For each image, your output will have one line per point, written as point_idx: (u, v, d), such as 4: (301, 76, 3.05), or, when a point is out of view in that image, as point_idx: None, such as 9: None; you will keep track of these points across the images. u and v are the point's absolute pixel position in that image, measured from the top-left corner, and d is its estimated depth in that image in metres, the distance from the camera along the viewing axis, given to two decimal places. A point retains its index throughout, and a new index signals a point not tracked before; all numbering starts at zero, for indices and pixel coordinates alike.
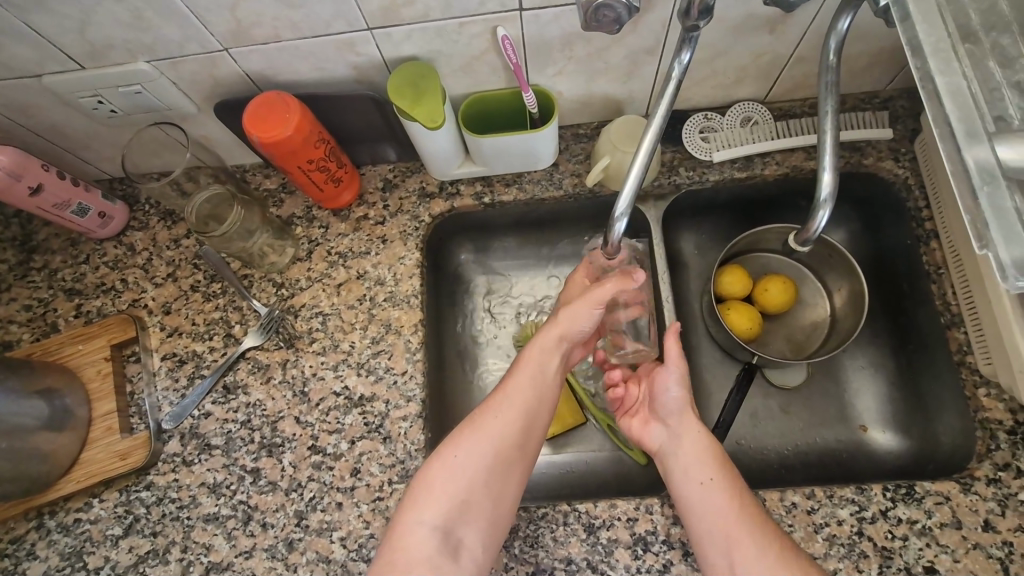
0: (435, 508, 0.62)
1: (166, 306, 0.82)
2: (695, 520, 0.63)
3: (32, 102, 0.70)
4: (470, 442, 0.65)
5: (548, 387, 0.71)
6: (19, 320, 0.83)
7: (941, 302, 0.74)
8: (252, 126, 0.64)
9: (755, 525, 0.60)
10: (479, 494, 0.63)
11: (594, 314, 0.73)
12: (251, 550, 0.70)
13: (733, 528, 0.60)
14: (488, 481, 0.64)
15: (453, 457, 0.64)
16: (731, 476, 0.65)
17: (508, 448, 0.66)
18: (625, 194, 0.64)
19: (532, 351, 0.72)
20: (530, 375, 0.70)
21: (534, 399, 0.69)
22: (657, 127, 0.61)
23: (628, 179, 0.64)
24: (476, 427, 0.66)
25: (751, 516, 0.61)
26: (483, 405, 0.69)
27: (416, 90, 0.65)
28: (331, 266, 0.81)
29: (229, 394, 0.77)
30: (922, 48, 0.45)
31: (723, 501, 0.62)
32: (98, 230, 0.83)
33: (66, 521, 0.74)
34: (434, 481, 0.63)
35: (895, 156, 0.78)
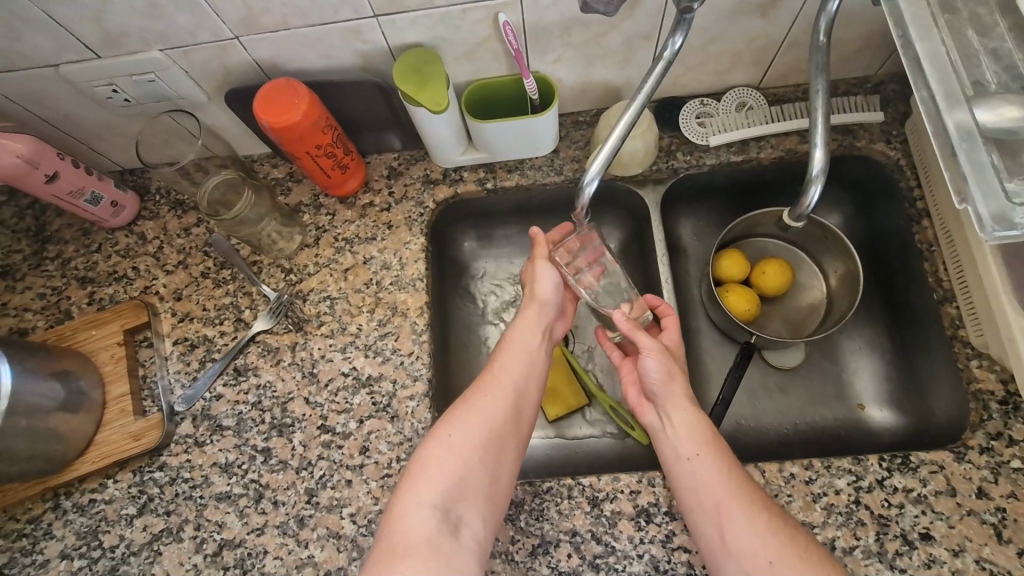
0: (432, 488, 0.62)
1: (177, 292, 0.84)
2: (686, 501, 0.63)
3: (48, 92, 0.72)
4: (464, 421, 0.66)
5: (537, 361, 0.73)
6: (32, 308, 0.85)
7: (934, 279, 0.75)
8: (262, 111, 0.66)
9: (746, 499, 0.60)
10: (477, 470, 0.64)
11: (555, 284, 0.77)
12: (263, 527, 0.72)
13: (723, 504, 0.60)
14: (485, 455, 0.65)
15: (448, 436, 0.65)
16: (721, 453, 0.64)
17: (499, 425, 0.67)
18: (597, 161, 0.66)
19: (514, 331, 0.75)
20: (515, 355, 0.72)
21: (524, 374, 0.71)
22: (640, 103, 0.63)
23: (603, 149, 0.65)
24: (467, 407, 0.67)
25: (743, 490, 0.61)
26: (475, 386, 0.70)
27: (420, 76, 0.67)
28: (338, 252, 0.83)
29: (240, 377, 0.79)
30: (903, 18, 0.47)
31: (711, 475, 0.62)
32: (110, 219, 0.85)
33: (81, 502, 0.76)
34: (430, 464, 0.64)
35: (886, 139, 0.79)
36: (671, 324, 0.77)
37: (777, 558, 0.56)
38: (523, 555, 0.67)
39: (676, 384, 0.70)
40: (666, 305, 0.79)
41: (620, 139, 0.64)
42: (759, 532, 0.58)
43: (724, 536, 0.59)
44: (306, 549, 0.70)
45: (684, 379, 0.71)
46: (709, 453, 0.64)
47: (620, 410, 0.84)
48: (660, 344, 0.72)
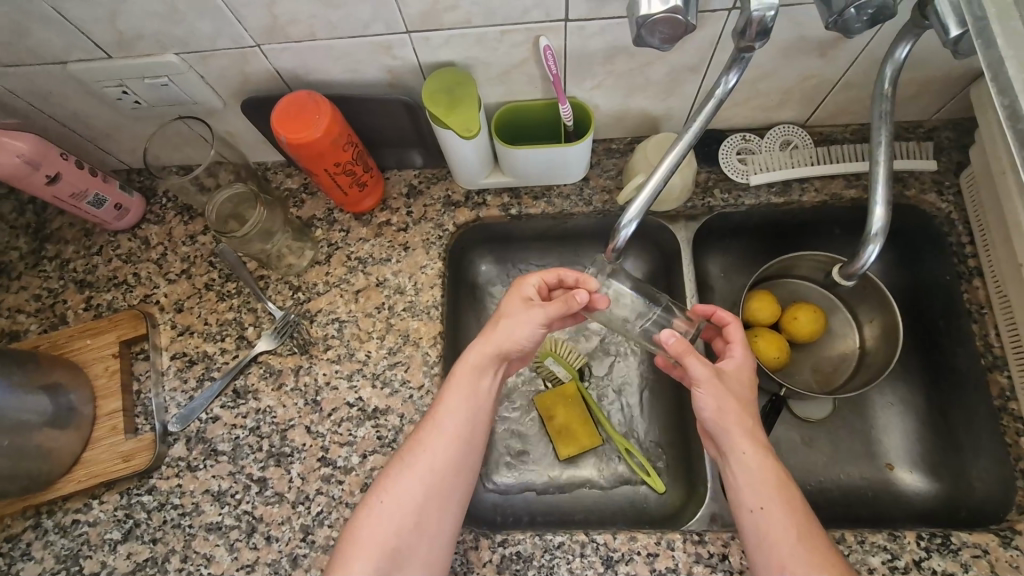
0: (365, 561, 0.59)
1: (179, 304, 0.80)
2: (751, 553, 0.59)
3: (55, 89, 0.68)
4: (400, 484, 0.62)
5: (483, 411, 0.66)
6: (27, 310, 0.81)
7: (983, 343, 0.71)
8: (281, 126, 0.62)
9: (817, 563, 0.56)
10: (412, 540, 0.61)
11: (535, 335, 0.69)
12: (253, 564, 0.68)
13: (788, 566, 0.56)
14: (420, 523, 0.61)
15: (379, 503, 0.62)
16: (790, 505, 0.59)
17: (437, 486, 0.63)
18: (637, 203, 0.62)
19: (460, 374, 0.66)
20: (458, 404, 0.65)
21: (466, 425, 0.65)
22: (687, 143, 0.60)
23: (644, 191, 0.62)
24: (403, 467, 0.63)
25: (814, 553, 0.56)
26: (411, 440, 0.65)
27: (449, 98, 0.63)
28: (350, 272, 0.79)
29: (239, 399, 0.75)
30: (1012, 86, 0.44)
31: (780, 532, 0.58)
32: (114, 221, 0.81)
33: (64, 522, 0.72)
34: (362, 532, 0.61)
35: (938, 189, 0.75)
36: (734, 334, 0.69)
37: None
38: None
39: (734, 419, 0.63)
40: (722, 314, 0.70)
41: (664, 178, 0.61)
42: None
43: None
44: None
45: (743, 409, 0.64)
46: (775, 505, 0.59)
47: (636, 454, 0.81)
48: (714, 373, 0.65)
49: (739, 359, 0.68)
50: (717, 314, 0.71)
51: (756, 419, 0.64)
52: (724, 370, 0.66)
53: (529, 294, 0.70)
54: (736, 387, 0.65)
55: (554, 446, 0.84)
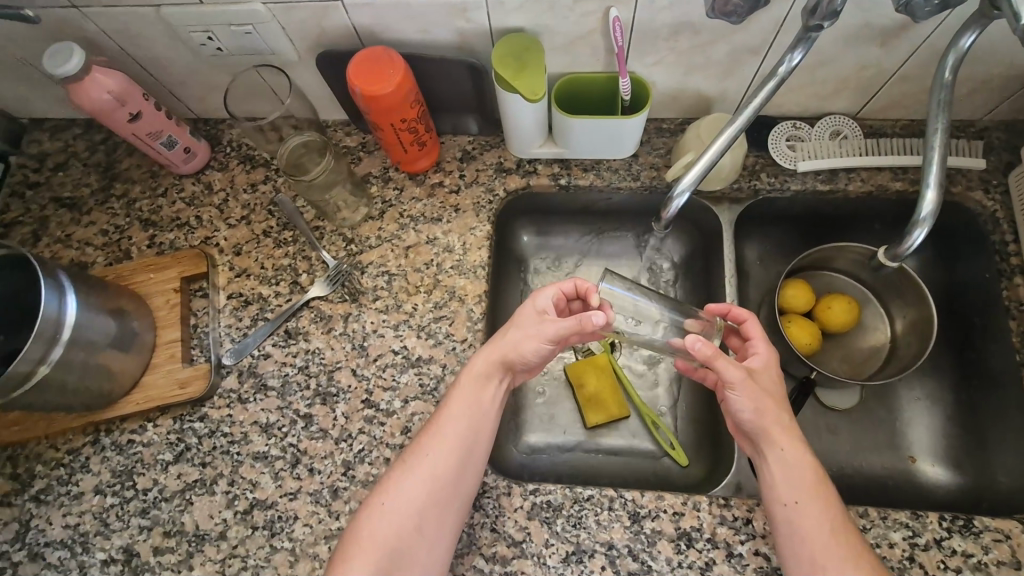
0: (368, 559, 0.61)
1: (237, 247, 0.84)
2: (783, 547, 0.61)
3: (143, 31, 0.72)
4: (403, 486, 0.65)
5: (485, 419, 0.68)
6: (94, 243, 0.86)
7: (1019, 339, 0.72)
8: (357, 78, 0.65)
9: (849, 559, 0.58)
10: (413, 540, 0.62)
11: (543, 349, 0.70)
12: (296, 492, 0.72)
13: (821, 561, 0.58)
14: (420, 525, 0.63)
15: (384, 504, 0.64)
16: (825, 503, 0.61)
17: (440, 487, 0.64)
18: (692, 172, 0.63)
19: (463, 380, 0.69)
20: (462, 405, 0.68)
21: (470, 426, 0.67)
22: (742, 123, 0.62)
23: (699, 160, 0.64)
24: (406, 469, 0.66)
25: (847, 550, 0.58)
26: (416, 441, 0.68)
27: (518, 62, 0.65)
28: (402, 228, 0.82)
29: (290, 340, 0.78)
30: None
31: (812, 526, 0.60)
32: (181, 164, 0.85)
33: (120, 440, 0.76)
34: (366, 530, 0.63)
35: (985, 188, 0.76)
36: (754, 331, 0.70)
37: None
38: (556, 560, 0.66)
39: (771, 418, 0.64)
40: (738, 312, 0.72)
41: (719, 153, 0.63)
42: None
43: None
44: (336, 521, 0.70)
45: (778, 408, 0.65)
46: (809, 501, 0.61)
47: (662, 428, 0.84)
48: (746, 373, 0.65)
49: (765, 354, 0.68)
50: (733, 312, 0.72)
51: (791, 418, 0.66)
52: (754, 370, 0.67)
53: (544, 305, 0.71)
54: (769, 387, 0.66)
55: (582, 414, 0.87)
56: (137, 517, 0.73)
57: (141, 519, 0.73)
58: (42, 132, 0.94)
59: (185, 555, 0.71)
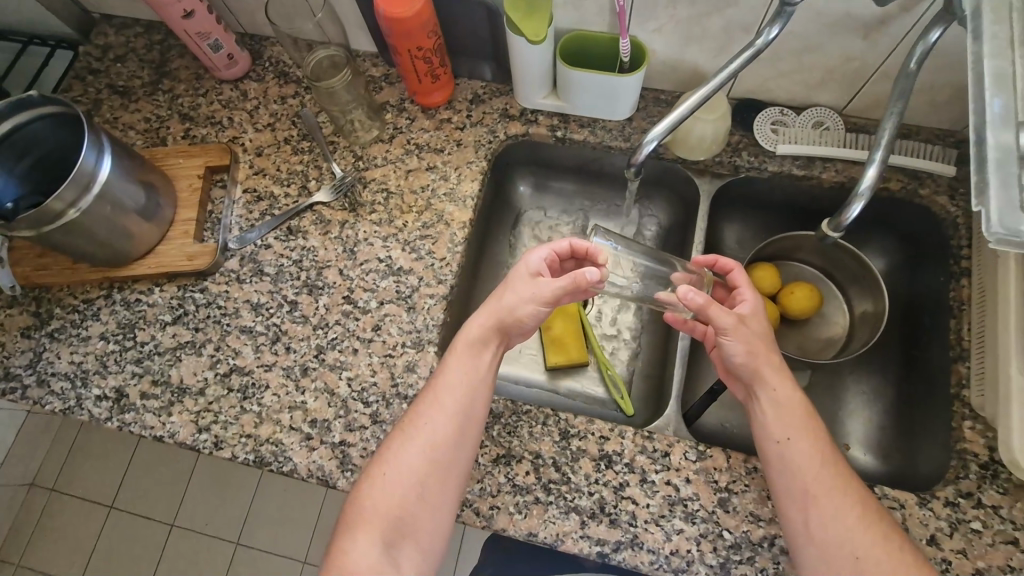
0: (372, 526, 0.66)
1: (259, 149, 0.93)
2: (778, 481, 0.65)
3: None
4: (401, 458, 0.68)
5: (477, 394, 0.70)
6: (137, 128, 0.96)
7: (954, 337, 0.75)
8: (382, 1, 0.72)
9: (838, 487, 0.63)
10: (415, 507, 0.66)
11: (539, 313, 0.72)
12: (271, 365, 0.80)
13: (813, 492, 0.63)
14: (421, 495, 0.67)
15: (384, 474, 0.67)
16: (815, 437, 0.66)
17: (438, 457, 0.67)
18: (665, 120, 0.67)
19: (457, 351, 0.72)
20: (457, 376, 0.71)
21: (466, 395, 0.70)
22: (722, 80, 0.66)
23: (674, 111, 0.68)
24: (404, 439, 0.69)
25: (835, 477, 0.64)
26: (413, 411, 0.71)
27: (529, 7, 0.72)
28: (407, 153, 0.90)
29: (291, 235, 0.87)
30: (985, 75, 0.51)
31: (805, 459, 0.64)
32: (223, 69, 0.94)
33: (129, 298, 0.85)
34: (369, 501, 0.67)
35: (952, 194, 0.79)
36: (740, 279, 0.75)
37: (863, 550, 0.60)
38: (487, 459, 0.72)
39: (763, 360, 0.69)
40: (725, 262, 0.78)
41: (689, 109, 0.67)
42: (849, 523, 0.61)
43: (809, 522, 0.62)
44: (301, 395, 0.78)
45: (768, 349, 0.70)
46: (801, 436, 0.66)
47: (613, 377, 0.90)
48: (736, 319, 0.70)
49: (752, 298, 0.73)
50: (720, 261, 0.78)
51: (781, 360, 0.71)
52: (744, 316, 0.71)
53: (536, 267, 0.75)
54: (759, 331, 0.71)
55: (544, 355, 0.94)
56: (132, 364, 0.82)
57: (135, 366, 0.81)
58: (109, 27, 1.04)
59: (167, 402, 0.79)
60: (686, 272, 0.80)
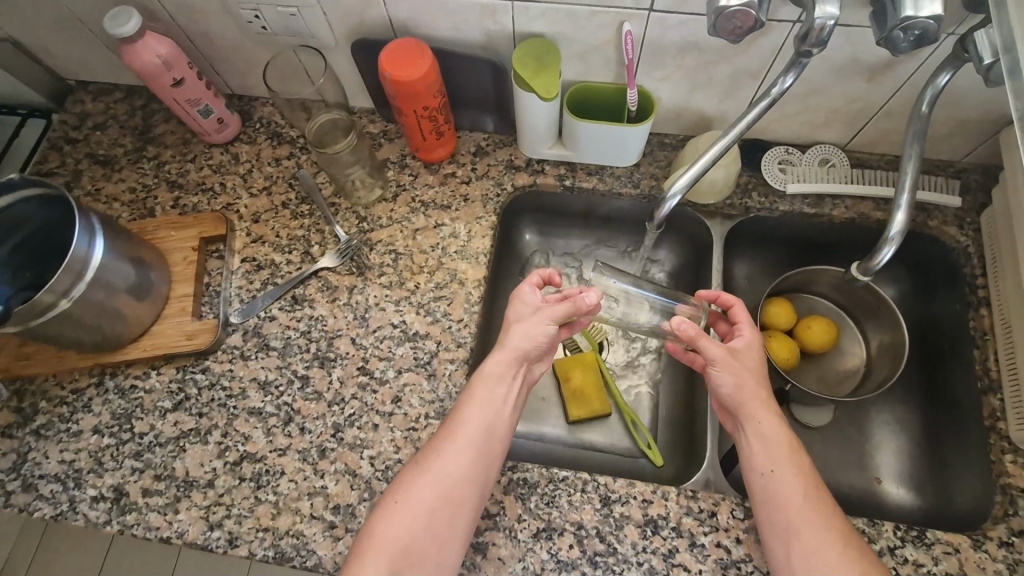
0: (378, 557, 0.62)
1: (256, 215, 0.88)
2: (762, 514, 0.64)
3: (196, 7, 0.77)
4: (417, 484, 0.65)
5: (501, 423, 0.70)
6: (121, 199, 0.90)
7: (981, 367, 0.75)
8: (387, 64, 0.70)
9: (821, 520, 0.62)
10: (424, 540, 0.63)
11: (549, 332, 0.73)
12: (285, 449, 0.75)
13: (795, 523, 0.62)
14: (431, 525, 0.63)
15: (397, 502, 0.64)
16: (802, 472, 0.65)
17: (453, 488, 0.65)
18: (687, 174, 0.69)
19: (480, 380, 0.71)
20: (477, 407, 0.69)
21: (488, 425, 0.69)
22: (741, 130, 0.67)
23: (694, 166, 0.69)
24: (420, 469, 0.66)
25: (818, 511, 0.62)
26: (432, 441, 0.69)
27: (538, 64, 0.71)
28: (412, 212, 0.87)
29: (296, 305, 0.82)
30: None
31: (788, 492, 0.63)
32: (213, 134, 0.90)
33: (123, 385, 0.79)
34: (379, 529, 0.63)
35: (960, 224, 0.81)
36: (741, 315, 0.74)
37: None
38: (526, 535, 0.69)
39: (752, 394, 0.69)
40: (727, 297, 0.77)
41: (705, 167, 0.69)
42: (829, 558, 0.59)
43: (790, 554, 0.61)
44: (321, 479, 0.73)
45: (756, 384, 0.70)
46: (785, 467, 0.65)
47: (639, 427, 0.87)
48: (727, 350, 0.71)
49: (748, 336, 0.73)
50: (721, 297, 0.78)
51: (771, 396, 0.70)
52: (736, 350, 0.72)
53: (536, 301, 0.74)
54: (750, 365, 0.71)
55: (565, 408, 0.91)
56: (131, 459, 0.75)
57: (135, 461, 0.75)
58: (85, 92, 0.99)
59: (172, 499, 0.73)
60: (690, 306, 0.80)
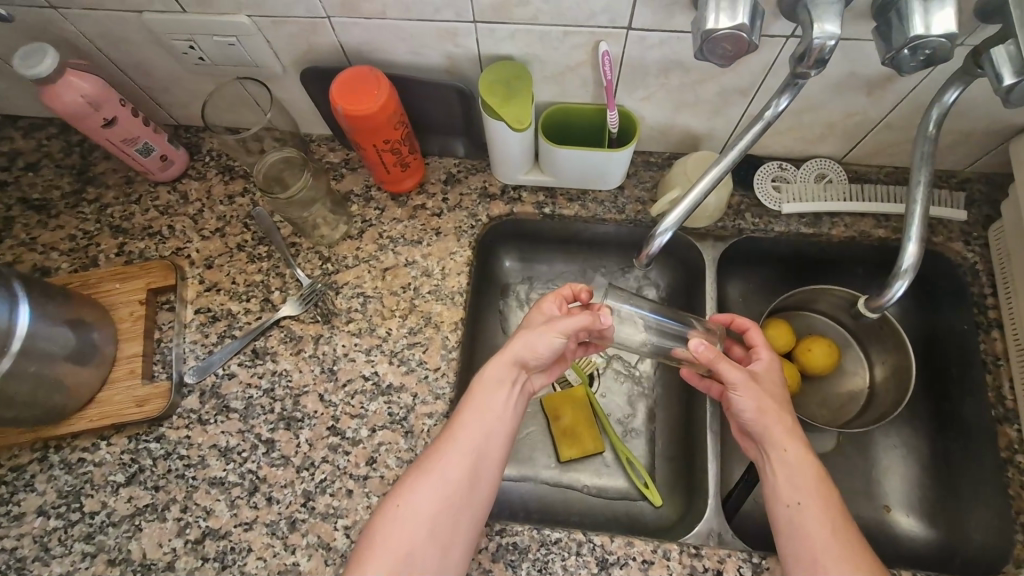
0: (378, 564, 0.58)
1: (209, 260, 0.81)
2: (784, 547, 0.60)
3: (125, 38, 0.69)
4: (419, 489, 0.62)
5: (503, 425, 0.66)
6: (60, 248, 0.82)
7: (995, 395, 0.72)
8: (339, 97, 0.63)
9: (850, 556, 0.56)
10: (426, 547, 0.59)
11: (555, 344, 0.68)
12: (251, 522, 0.68)
13: (821, 559, 0.57)
14: (434, 530, 0.60)
15: (398, 507, 0.61)
16: (829, 503, 0.60)
17: (457, 492, 0.61)
18: (678, 210, 0.64)
19: (483, 381, 0.67)
20: (481, 410, 0.65)
21: (491, 428, 0.65)
22: (728, 163, 0.62)
23: (685, 200, 0.64)
24: (423, 472, 0.62)
25: (848, 548, 0.57)
26: (433, 444, 0.65)
27: (507, 90, 0.64)
28: (380, 249, 0.80)
29: (257, 359, 0.75)
30: None
31: (815, 526, 0.58)
32: (157, 172, 0.82)
33: (69, 459, 0.72)
34: (379, 536, 0.60)
35: (965, 240, 0.77)
36: (756, 339, 0.70)
37: None
38: None
39: (774, 419, 0.64)
40: (742, 321, 0.73)
41: (702, 193, 0.63)
42: None
43: None
44: (292, 555, 0.67)
45: (781, 410, 0.65)
46: (812, 499, 0.60)
47: (636, 465, 0.81)
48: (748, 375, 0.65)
49: (767, 361, 0.68)
50: (736, 321, 0.73)
51: (796, 422, 0.65)
52: (755, 372, 0.67)
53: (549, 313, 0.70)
54: (773, 391, 0.66)
55: (556, 447, 0.84)
56: (81, 542, 0.68)
57: (85, 544, 0.68)
58: (15, 129, 0.90)
59: None
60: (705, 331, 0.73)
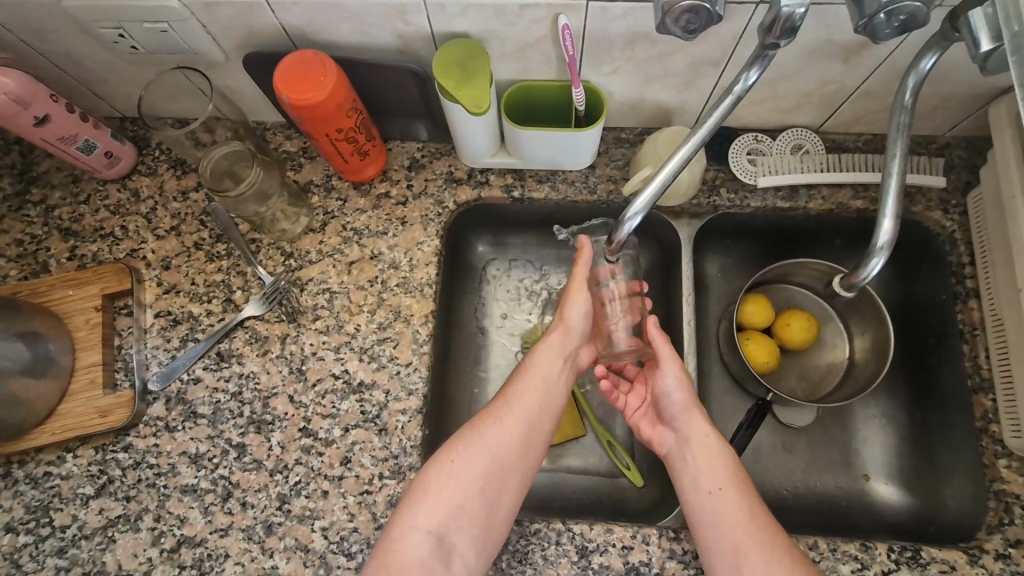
0: (431, 511, 0.61)
1: (166, 261, 0.77)
2: (706, 534, 0.62)
3: (48, 26, 0.64)
4: (476, 447, 0.64)
5: (556, 396, 0.69)
6: (7, 255, 0.78)
7: (971, 365, 0.72)
8: (284, 85, 0.59)
9: (765, 534, 0.61)
10: (479, 500, 0.62)
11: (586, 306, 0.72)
12: (227, 528, 0.67)
13: (740, 541, 0.60)
14: (487, 487, 0.63)
15: (453, 461, 0.63)
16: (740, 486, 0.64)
17: (510, 455, 0.64)
18: (647, 192, 0.61)
19: (539, 352, 0.71)
20: (537, 380, 0.69)
21: (544, 398, 0.68)
22: (703, 136, 0.58)
23: (656, 178, 0.61)
24: (479, 432, 0.65)
25: (761, 525, 0.61)
26: (487, 409, 0.67)
27: (464, 71, 0.60)
28: (345, 242, 0.77)
29: (223, 362, 0.73)
30: None
31: (734, 507, 0.62)
32: (103, 170, 0.78)
33: (35, 473, 0.70)
34: (434, 486, 0.62)
35: (944, 208, 0.75)
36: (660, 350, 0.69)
37: None
38: None
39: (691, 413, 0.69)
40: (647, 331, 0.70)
41: (672, 173, 0.60)
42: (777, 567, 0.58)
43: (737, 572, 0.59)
44: (270, 559, 0.66)
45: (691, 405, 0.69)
46: (729, 483, 0.64)
47: (618, 448, 0.80)
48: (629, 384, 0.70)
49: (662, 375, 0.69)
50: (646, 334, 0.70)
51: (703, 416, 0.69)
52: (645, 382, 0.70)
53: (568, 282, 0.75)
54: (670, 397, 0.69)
55: None
56: (53, 557, 0.67)
57: (58, 558, 0.67)
58: None
59: None
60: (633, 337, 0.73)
